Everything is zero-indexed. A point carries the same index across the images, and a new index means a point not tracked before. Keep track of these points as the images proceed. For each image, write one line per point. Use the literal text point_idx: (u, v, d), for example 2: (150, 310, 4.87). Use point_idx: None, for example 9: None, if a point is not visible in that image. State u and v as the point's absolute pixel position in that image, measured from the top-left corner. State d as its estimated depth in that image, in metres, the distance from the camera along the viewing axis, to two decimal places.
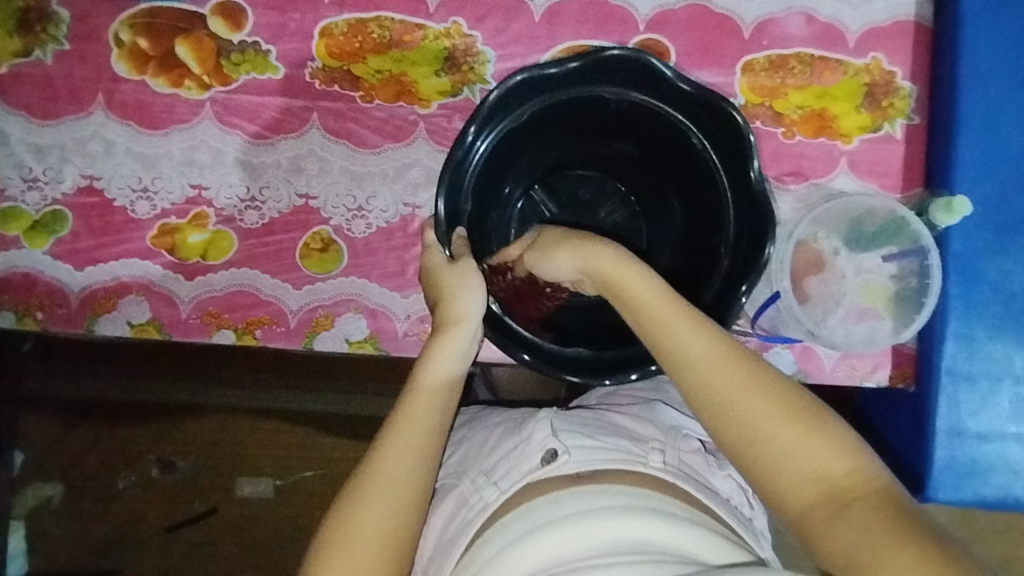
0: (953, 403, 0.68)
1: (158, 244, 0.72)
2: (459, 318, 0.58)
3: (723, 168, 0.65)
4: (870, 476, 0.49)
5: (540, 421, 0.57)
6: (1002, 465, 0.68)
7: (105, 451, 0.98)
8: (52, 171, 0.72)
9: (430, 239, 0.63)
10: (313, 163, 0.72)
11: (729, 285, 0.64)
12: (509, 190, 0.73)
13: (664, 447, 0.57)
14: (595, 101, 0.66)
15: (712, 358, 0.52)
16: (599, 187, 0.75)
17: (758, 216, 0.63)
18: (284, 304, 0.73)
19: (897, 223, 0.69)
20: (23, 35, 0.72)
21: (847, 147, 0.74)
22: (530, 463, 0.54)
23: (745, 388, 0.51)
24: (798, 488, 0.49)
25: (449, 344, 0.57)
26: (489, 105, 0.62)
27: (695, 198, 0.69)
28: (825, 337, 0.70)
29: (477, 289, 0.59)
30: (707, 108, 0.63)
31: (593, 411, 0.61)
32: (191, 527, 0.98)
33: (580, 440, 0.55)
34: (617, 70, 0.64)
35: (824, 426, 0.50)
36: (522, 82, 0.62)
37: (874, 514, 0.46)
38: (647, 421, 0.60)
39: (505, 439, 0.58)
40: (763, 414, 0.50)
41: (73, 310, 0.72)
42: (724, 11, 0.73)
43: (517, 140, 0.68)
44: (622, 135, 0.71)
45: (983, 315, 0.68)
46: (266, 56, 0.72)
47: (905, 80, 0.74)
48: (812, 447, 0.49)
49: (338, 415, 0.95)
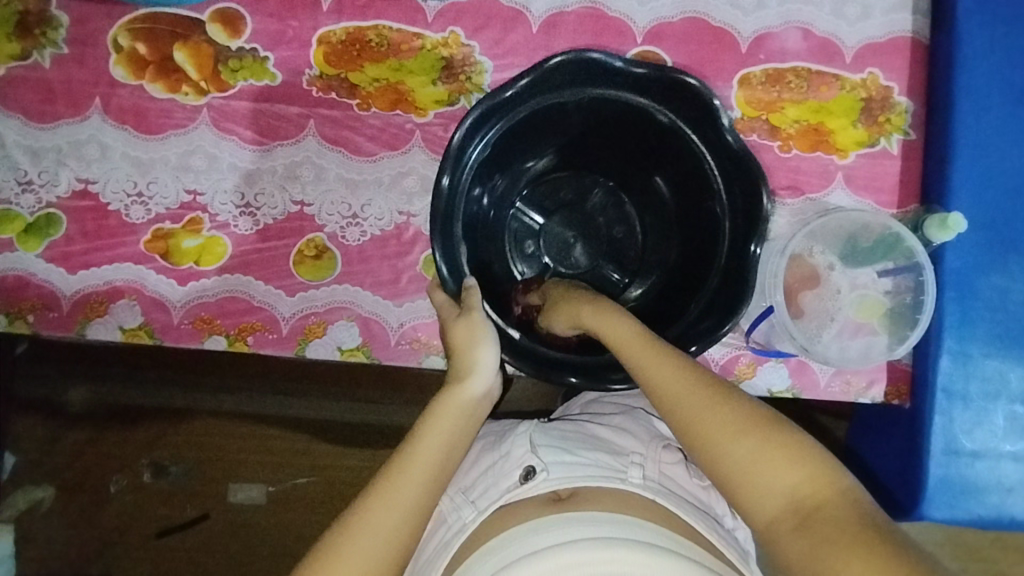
0: (948, 421, 0.68)
1: (152, 248, 0.72)
2: (467, 372, 0.59)
3: (697, 134, 0.64)
4: (836, 484, 0.47)
5: (519, 436, 0.58)
6: (996, 484, 0.67)
7: (98, 454, 0.98)
8: (47, 174, 0.72)
9: (440, 299, 0.65)
10: (308, 170, 0.72)
11: (734, 282, 0.63)
12: (496, 212, 0.73)
13: (644, 461, 0.57)
14: (550, 109, 0.66)
15: (675, 380, 0.52)
16: (578, 184, 0.76)
17: (746, 175, 0.62)
18: (276, 310, 0.72)
19: (892, 238, 0.68)
20: (23, 38, 0.72)
21: (843, 161, 0.73)
22: (509, 481, 0.55)
23: (708, 406, 0.51)
24: (759, 504, 0.48)
25: (455, 400, 0.58)
26: (455, 149, 0.61)
27: (680, 176, 0.69)
28: (818, 352, 0.69)
29: (489, 342, 0.59)
30: (668, 84, 0.63)
31: (572, 423, 0.62)
32: (181, 533, 0.97)
33: (559, 456, 0.56)
34: (562, 74, 0.63)
35: (785, 437, 0.49)
36: (482, 113, 0.62)
37: (832, 528, 0.44)
38: (629, 431, 0.60)
39: (484, 454, 0.60)
40: (725, 430, 0.50)
41: (65, 314, 0.72)
42: (722, 24, 0.73)
43: (489, 166, 0.67)
44: (589, 131, 0.70)
45: (978, 332, 0.68)
46: (263, 63, 0.72)
47: (902, 96, 0.74)
48: (776, 459, 0.48)
49: (331, 422, 0.95)
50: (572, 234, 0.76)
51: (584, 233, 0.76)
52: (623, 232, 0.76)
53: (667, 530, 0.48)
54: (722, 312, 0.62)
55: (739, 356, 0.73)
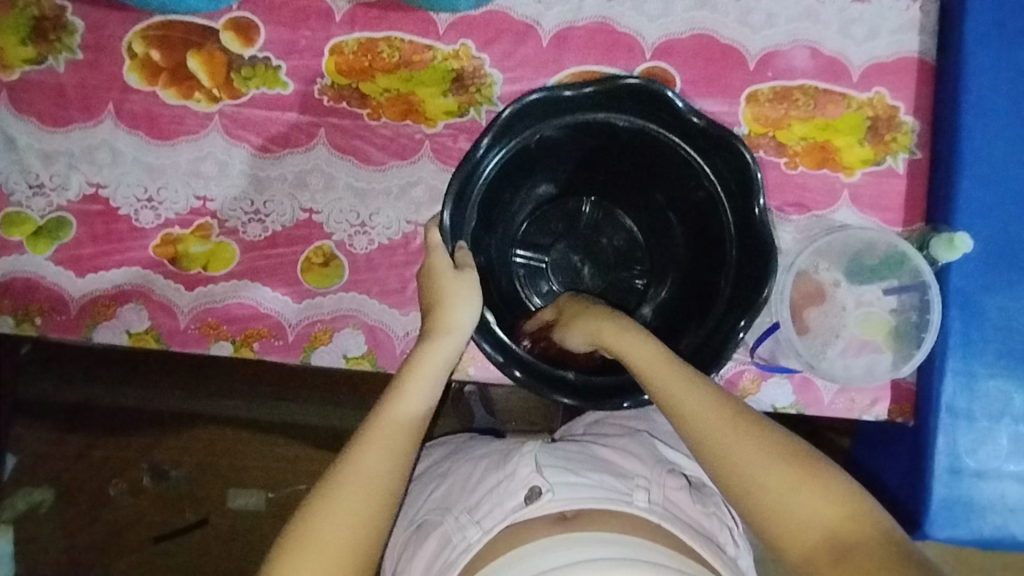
0: (952, 440, 0.68)
1: (160, 253, 0.72)
2: (449, 327, 0.60)
3: (658, 124, 0.65)
4: (871, 520, 0.48)
5: (524, 457, 0.58)
6: (999, 504, 0.67)
7: (100, 456, 0.97)
8: (58, 178, 0.72)
9: (434, 239, 0.61)
10: (318, 178, 0.73)
11: (750, 286, 0.62)
12: (505, 259, 0.73)
13: (648, 485, 0.57)
14: (524, 150, 0.66)
15: (708, 411, 0.53)
16: (565, 211, 0.75)
17: (727, 151, 0.62)
18: (282, 317, 0.72)
19: (898, 257, 0.69)
20: (38, 43, 0.73)
21: (849, 179, 0.74)
22: (514, 501, 0.55)
23: (746, 439, 0.51)
24: (797, 537, 0.48)
25: (434, 352, 0.59)
26: (446, 228, 0.62)
27: (656, 166, 0.69)
28: (824, 369, 0.69)
29: (473, 305, 0.60)
30: (619, 91, 0.63)
31: (577, 444, 0.62)
32: (181, 537, 0.97)
33: (564, 477, 0.56)
34: (527, 115, 0.63)
35: (820, 471, 0.50)
36: (461, 181, 0.62)
37: (873, 561, 0.46)
38: (633, 455, 0.61)
39: (487, 475, 0.59)
40: (764, 463, 0.50)
41: (72, 317, 0.72)
42: (730, 42, 0.74)
43: (486, 215, 0.67)
44: (563, 159, 0.70)
45: (982, 352, 0.68)
46: (276, 72, 0.73)
47: (907, 115, 0.74)
48: (814, 493, 0.49)
49: (332, 428, 0.95)
50: (579, 257, 0.76)
51: (592, 262, 0.76)
52: (622, 240, 0.75)
53: (676, 552, 0.49)
54: (742, 306, 0.62)
55: (742, 372, 0.72)
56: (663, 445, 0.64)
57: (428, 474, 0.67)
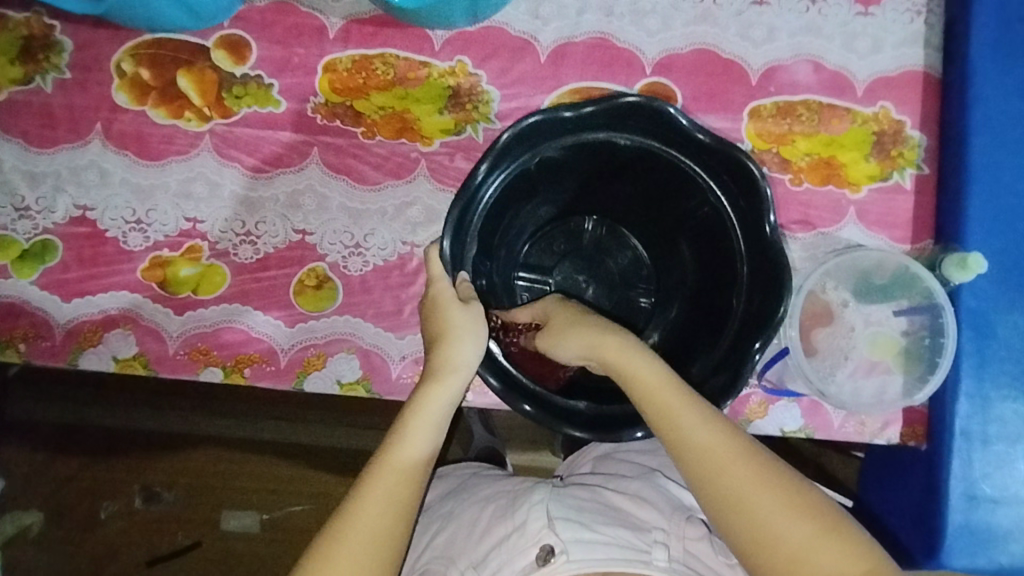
0: (966, 465, 0.66)
1: (149, 277, 0.71)
2: (457, 365, 0.57)
3: (660, 142, 0.63)
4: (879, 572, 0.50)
5: (534, 508, 0.55)
6: (1018, 532, 0.65)
7: (89, 480, 0.95)
8: (44, 200, 0.71)
9: (435, 271, 0.59)
10: (311, 198, 0.71)
11: (763, 306, 0.60)
12: (506, 283, 0.71)
13: (667, 539, 0.55)
14: (523, 173, 0.64)
15: (717, 447, 0.53)
16: (568, 231, 0.73)
17: (734, 166, 0.60)
18: (274, 342, 0.70)
19: (908, 277, 0.67)
20: (25, 63, 0.71)
21: (855, 196, 0.72)
22: (525, 560, 0.53)
23: (757, 483, 0.52)
24: None
25: (440, 390, 0.57)
26: (448, 257, 0.59)
27: (655, 183, 0.67)
28: (835, 394, 0.67)
29: (476, 341, 0.57)
30: (619, 110, 0.61)
31: (586, 489, 0.59)
32: (172, 561, 0.94)
33: (576, 533, 0.53)
34: (525, 139, 0.61)
35: (831, 521, 0.51)
36: (461, 210, 0.59)
37: None
38: (650, 503, 0.58)
39: (495, 525, 0.57)
40: (776, 511, 0.51)
41: (58, 344, 0.70)
42: (732, 56, 0.73)
43: (488, 238, 0.65)
44: (564, 180, 0.68)
45: (996, 375, 0.66)
46: (268, 90, 0.71)
47: (914, 130, 0.73)
48: (826, 546, 0.50)
49: (327, 449, 0.92)
50: (584, 277, 0.74)
51: (597, 282, 0.74)
52: (627, 259, 0.74)
53: None
54: (754, 327, 0.61)
55: (749, 395, 0.70)
56: (678, 485, 0.62)
57: (435, 511, 0.66)
